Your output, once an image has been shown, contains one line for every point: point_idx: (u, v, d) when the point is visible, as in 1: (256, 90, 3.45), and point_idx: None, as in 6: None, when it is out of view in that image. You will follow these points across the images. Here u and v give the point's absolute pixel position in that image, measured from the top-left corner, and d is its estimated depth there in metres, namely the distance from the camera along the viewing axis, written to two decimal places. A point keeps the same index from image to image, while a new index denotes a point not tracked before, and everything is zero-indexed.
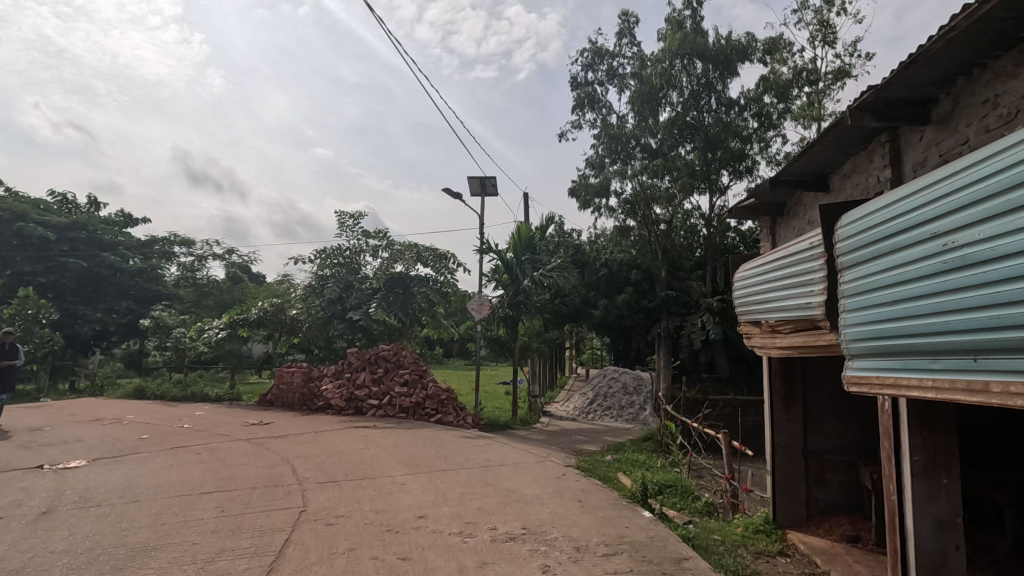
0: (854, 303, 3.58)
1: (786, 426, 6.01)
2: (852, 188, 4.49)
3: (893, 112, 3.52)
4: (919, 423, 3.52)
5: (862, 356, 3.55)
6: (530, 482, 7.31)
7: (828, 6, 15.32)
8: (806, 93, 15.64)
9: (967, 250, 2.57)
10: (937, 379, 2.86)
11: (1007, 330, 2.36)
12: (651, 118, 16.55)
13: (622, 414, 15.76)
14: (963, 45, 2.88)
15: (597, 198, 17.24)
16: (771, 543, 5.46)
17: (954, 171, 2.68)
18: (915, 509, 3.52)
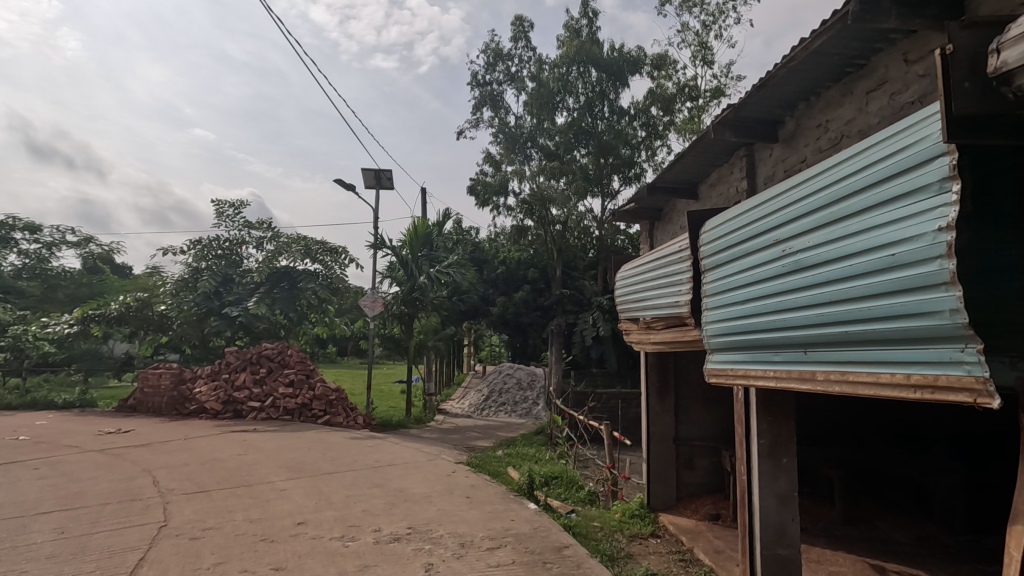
0: (714, 301, 3.92)
1: (660, 416, 6.45)
2: (716, 198, 4.92)
3: (748, 129, 3.89)
4: (766, 409, 3.95)
5: (720, 350, 3.90)
6: (419, 481, 7.24)
7: (707, 29, 16.72)
8: (686, 108, 17.01)
9: (799, 256, 2.92)
10: (778, 369, 3.21)
11: (830, 325, 2.69)
12: (548, 121, 17.17)
13: (516, 409, 16.12)
14: (802, 74, 3.24)
15: (496, 197, 17.44)
16: (644, 525, 5.87)
17: (792, 184, 3.02)
18: (761, 487, 3.93)
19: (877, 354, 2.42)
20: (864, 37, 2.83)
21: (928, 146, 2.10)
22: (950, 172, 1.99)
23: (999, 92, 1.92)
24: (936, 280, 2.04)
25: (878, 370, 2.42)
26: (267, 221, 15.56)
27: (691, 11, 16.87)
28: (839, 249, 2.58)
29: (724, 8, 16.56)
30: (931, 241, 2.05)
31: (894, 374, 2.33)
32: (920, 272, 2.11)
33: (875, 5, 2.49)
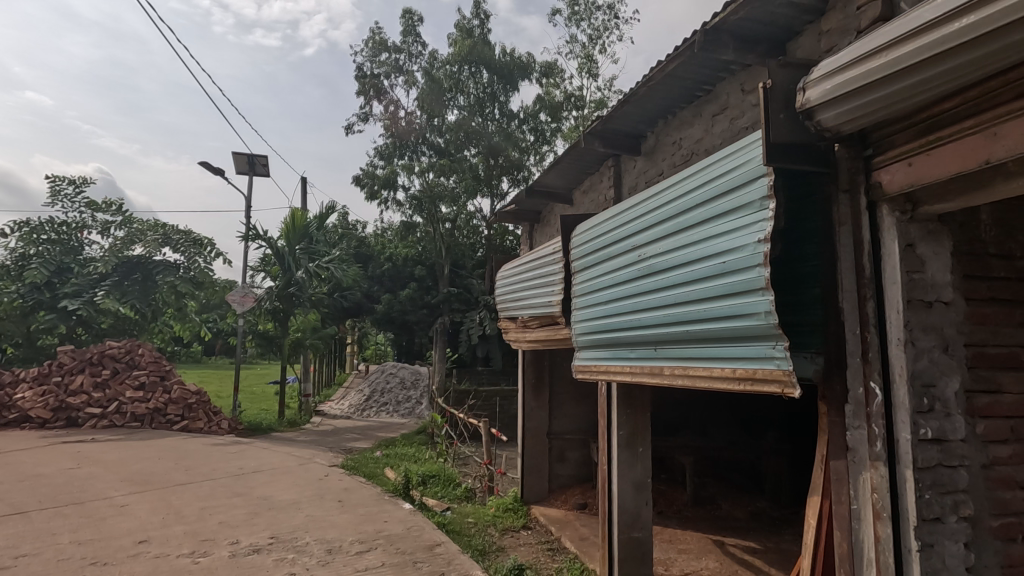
0: (581, 302, 4.14)
1: (535, 412, 6.70)
2: (587, 204, 5.18)
3: (614, 141, 4.16)
4: (625, 402, 4.25)
5: (586, 347, 4.12)
6: (287, 487, 6.83)
7: (592, 43, 17.58)
8: (573, 116, 17.71)
9: (651, 262, 3.17)
10: (632, 365, 3.46)
11: (675, 325, 2.95)
12: (438, 118, 17.04)
13: (398, 409, 15.87)
14: (658, 93, 3.52)
15: (383, 190, 17.01)
16: (517, 518, 6.05)
17: (647, 195, 3.28)
18: (619, 475, 4.23)
19: (711, 351, 2.69)
20: (708, 65, 3.14)
21: (752, 168, 2.39)
22: (768, 190, 2.28)
23: (805, 125, 2.23)
24: (755, 285, 2.31)
25: (712, 364, 2.70)
26: (116, 203, 13.78)
27: (578, 24, 17.64)
28: (683, 256, 2.84)
29: (608, 25, 17.52)
30: (753, 251, 2.33)
31: (722, 368, 2.61)
32: (744, 278, 2.38)
33: (717, 37, 2.78)
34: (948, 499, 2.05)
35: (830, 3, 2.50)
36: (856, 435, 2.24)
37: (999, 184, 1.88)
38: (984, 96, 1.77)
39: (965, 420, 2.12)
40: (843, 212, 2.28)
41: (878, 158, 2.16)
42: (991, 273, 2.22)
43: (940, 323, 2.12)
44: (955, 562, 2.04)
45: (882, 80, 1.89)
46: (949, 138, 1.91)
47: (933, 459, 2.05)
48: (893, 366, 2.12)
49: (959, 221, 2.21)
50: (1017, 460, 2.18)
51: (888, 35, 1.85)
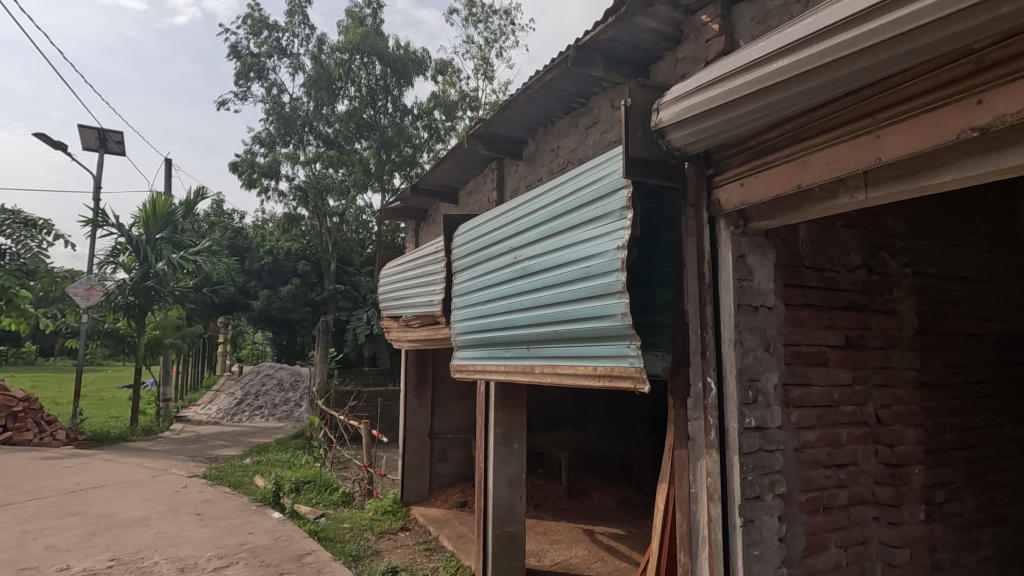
0: (461, 301, 4.18)
1: (416, 412, 6.63)
2: (472, 205, 5.25)
3: (496, 145, 4.26)
4: (502, 400, 4.37)
5: (465, 347, 4.15)
6: (135, 503, 6.14)
7: (489, 46, 17.76)
8: (468, 117, 17.42)
9: (526, 264, 3.27)
10: (506, 364, 3.55)
11: (545, 324, 3.07)
12: (327, 107, 16.22)
13: (274, 413, 14.94)
14: (537, 103, 3.66)
15: (264, 179, 15.96)
16: (395, 520, 5.96)
17: (523, 200, 3.38)
18: (495, 471, 4.33)
19: (575, 350, 2.84)
20: (581, 79, 3.32)
21: (614, 180, 2.56)
22: (627, 201, 2.46)
23: (658, 143, 2.43)
24: (613, 289, 2.49)
25: (576, 363, 2.85)
26: None
27: (475, 26, 17.72)
28: (554, 259, 2.97)
29: (505, 30, 17.80)
30: (612, 257, 2.50)
31: (584, 365, 2.77)
32: (605, 281, 2.55)
33: (587, 55, 2.94)
34: (766, 479, 2.34)
35: (684, 33, 2.75)
36: (696, 425, 2.49)
37: (807, 207, 2.18)
38: (796, 130, 2.04)
39: (781, 410, 2.44)
40: (690, 224, 2.53)
41: (718, 177, 2.41)
42: (805, 283, 2.57)
43: (764, 325, 2.41)
44: (771, 534, 2.33)
45: (718, 110, 2.10)
46: (769, 164, 2.17)
47: (755, 444, 2.33)
48: (725, 363, 2.38)
49: (782, 236, 2.53)
50: (822, 443, 2.54)
51: (722, 70, 2.06)
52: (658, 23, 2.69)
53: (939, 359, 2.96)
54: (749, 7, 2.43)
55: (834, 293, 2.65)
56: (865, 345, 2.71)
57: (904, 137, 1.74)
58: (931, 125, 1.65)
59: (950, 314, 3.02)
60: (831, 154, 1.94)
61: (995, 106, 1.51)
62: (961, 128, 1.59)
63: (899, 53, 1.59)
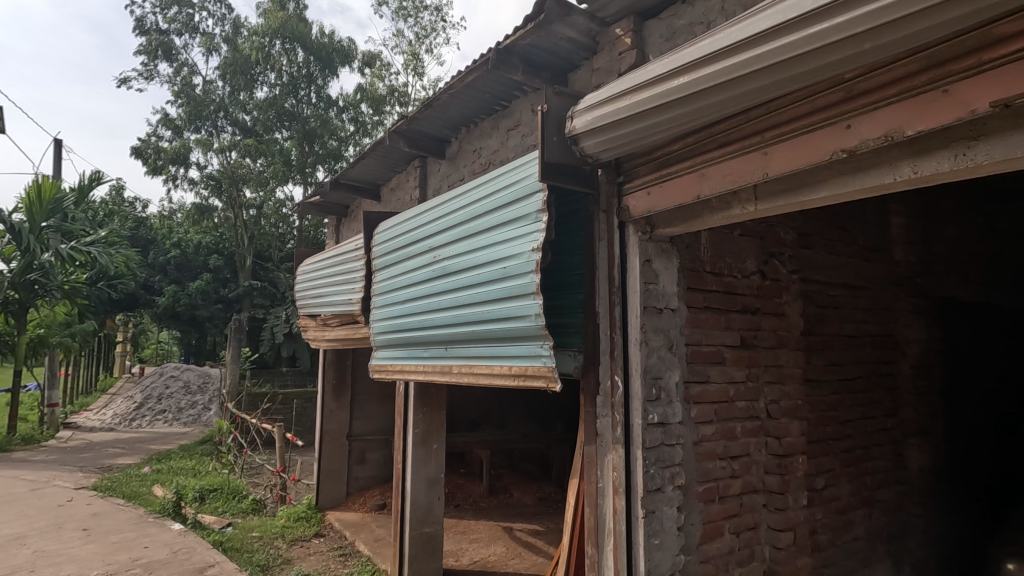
0: (380, 300, 4.11)
1: (334, 414, 6.43)
2: (394, 202, 5.17)
3: (419, 142, 4.21)
4: (421, 400, 4.33)
5: (383, 347, 4.08)
6: (9, 519, 5.53)
7: (419, 41, 17.49)
8: (396, 112, 16.96)
9: (445, 263, 3.26)
10: (424, 364, 3.51)
11: (462, 324, 3.07)
12: (244, 93, 15.41)
13: (179, 417, 13.98)
14: (459, 102, 3.66)
15: (171, 166, 14.87)
16: (309, 527, 5.75)
17: (443, 199, 3.36)
18: (413, 473, 4.28)
19: (490, 350, 2.87)
20: (503, 82, 3.35)
21: (530, 183, 2.61)
22: (542, 205, 2.51)
23: (572, 149, 2.50)
24: (527, 290, 2.54)
25: (491, 362, 2.87)
26: None
27: (405, 20, 17.39)
28: (471, 260, 2.99)
29: (436, 26, 17.60)
30: (527, 259, 2.55)
31: (499, 365, 2.80)
32: (520, 282, 2.59)
33: (507, 58, 2.97)
34: (666, 472, 2.48)
35: (599, 45, 2.85)
36: (604, 422, 2.59)
37: (707, 216, 2.33)
38: (697, 143, 2.17)
39: (682, 406, 2.59)
40: (602, 228, 2.63)
41: (628, 184, 2.52)
42: (706, 287, 2.75)
43: (667, 327, 2.56)
44: (670, 524, 2.47)
45: (625, 121, 2.18)
46: (673, 174, 2.30)
47: (657, 439, 2.47)
48: (632, 362, 2.50)
49: (685, 243, 2.69)
50: (718, 436, 2.73)
51: (630, 83, 2.14)
52: (575, 32, 2.77)
53: (821, 358, 3.26)
54: (659, 24, 2.56)
55: (732, 297, 2.85)
56: (758, 345, 2.93)
57: (788, 155, 1.89)
58: (810, 145, 1.82)
59: (831, 317, 3.34)
60: (726, 168, 2.09)
61: (862, 131, 1.68)
62: (834, 150, 1.76)
63: (783, 80, 1.72)
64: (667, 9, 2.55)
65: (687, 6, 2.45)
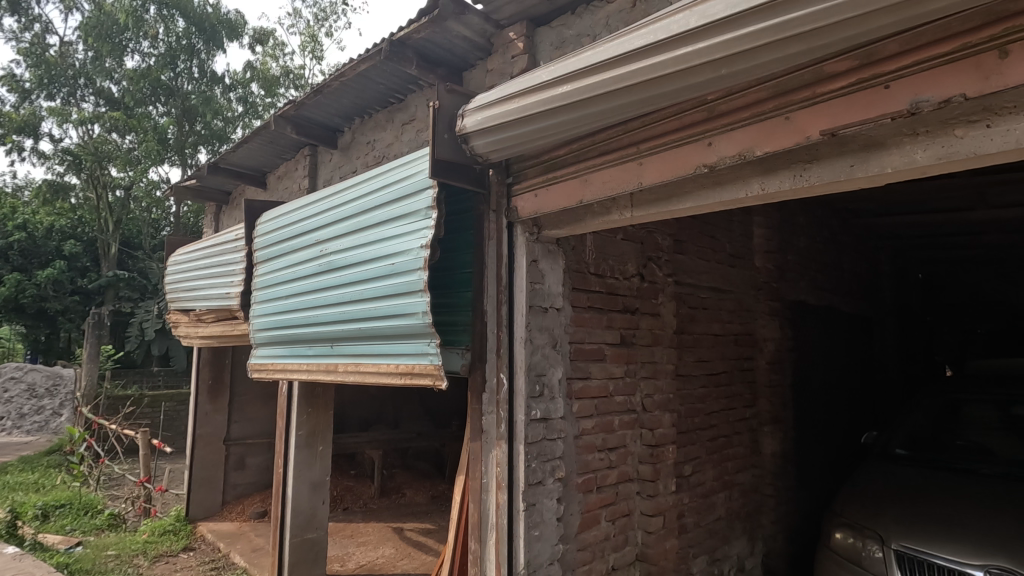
0: (262, 294, 3.86)
1: (210, 418, 5.93)
2: (281, 191, 4.89)
3: (308, 130, 3.99)
4: (306, 401, 4.14)
5: (264, 344, 3.83)
6: None
7: (318, 23, 16.63)
8: (291, 95, 15.98)
9: (332, 258, 3.12)
10: (308, 363, 3.35)
11: (349, 320, 2.96)
12: (111, 61, 13.83)
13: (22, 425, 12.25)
14: (352, 91, 3.51)
15: (17, 135, 12.95)
16: (176, 541, 5.27)
17: (332, 191, 3.21)
18: (295, 477, 4.07)
19: (377, 348, 2.79)
20: (397, 74, 3.27)
21: (420, 179, 2.58)
22: (432, 202, 2.49)
23: (462, 148, 2.49)
24: (415, 287, 2.51)
25: (377, 360, 2.80)
26: None
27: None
28: (359, 255, 2.89)
29: (336, 9, 16.82)
30: (416, 256, 2.51)
31: (385, 364, 2.74)
32: (408, 278, 2.55)
33: (401, 50, 2.89)
34: (547, 465, 2.57)
35: (493, 46, 2.89)
36: (489, 419, 2.63)
37: (589, 220, 2.44)
38: (580, 150, 2.26)
39: (564, 402, 2.69)
40: (491, 227, 2.67)
41: (516, 185, 2.58)
42: (590, 288, 2.88)
43: (551, 325, 2.65)
44: (549, 515, 2.56)
45: (512, 123, 2.22)
46: (559, 179, 2.38)
47: (539, 434, 2.55)
48: (516, 360, 2.56)
49: (571, 245, 2.80)
50: (598, 429, 2.87)
51: (517, 87, 2.17)
52: (470, 31, 2.78)
53: (691, 355, 3.55)
54: (549, 32, 2.66)
55: (613, 297, 3.01)
56: (636, 343, 3.13)
57: (659, 167, 2.03)
58: (677, 159, 1.96)
59: (700, 317, 3.65)
60: (606, 175, 2.20)
61: (720, 148, 1.85)
62: (697, 164, 1.91)
63: (654, 96, 1.83)
64: (557, 19, 2.65)
65: (575, 17, 2.56)
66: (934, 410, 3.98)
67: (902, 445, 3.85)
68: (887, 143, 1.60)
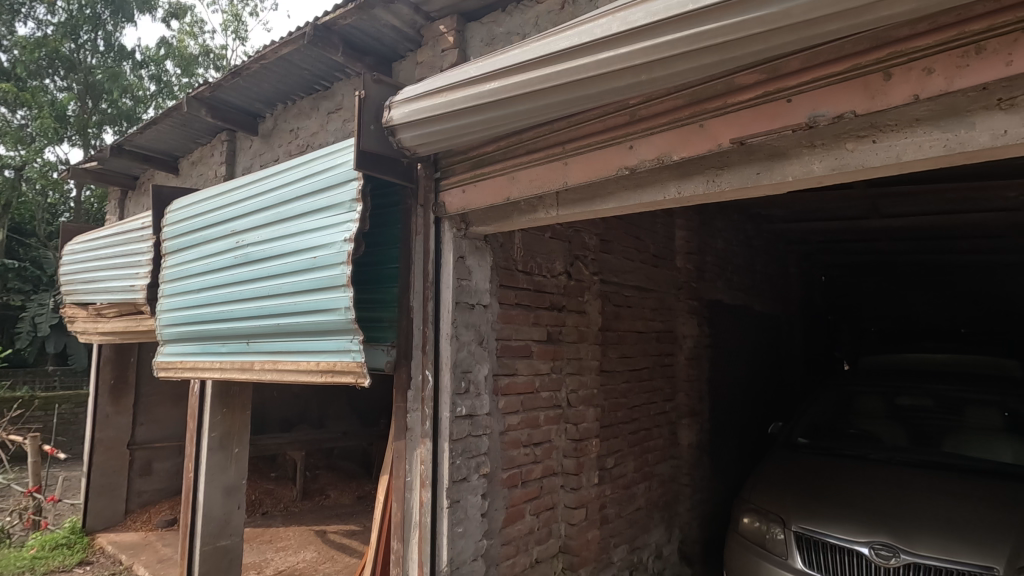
0: (171, 287, 3.60)
1: (112, 420, 5.48)
2: (195, 177, 4.60)
3: (225, 114, 3.76)
4: (220, 400, 3.92)
5: (172, 341, 3.59)
6: None
7: (242, 2, 15.75)
8: (211, 76, 15.01)
9: (249, 251, 2.97)
10: (221, 361, 3.16)
11: (266, 316, 2.82)
12: (0, 27, 12.49)
13: None
14: (273, 75, 3.35)
15: None
16: (70, 555, 4.83)
17: (250, 179, 3.04)
18: (207, 481, 3.83)
19: (297, 344, 2.68)
20: (322, 61, 3.15)
21: (344, 171, 2.49)
22: (356, 194, 2.42)
23: (389, 140, 2.43)
24: (337, 282, 2.43)
25: (296, 357, 2.69)
26: None
27: None
28: (279, 248, 2.76)
29: None
30: (338, 250, 2.43)
31: (305, 361, 2.64)
32: (329, 273, 2.47)
33: (325, 35, 2.78)
34: (472, 462, 2.57)
35: (423, 38, 2.84)
36: (414, 416, 2.59)
37: (517, 217, 2.46)
38: (508, 147, 2.28)
39: (490, 398, 2.70)
40: (418, 222, 2.63)
41: (444, 181, 2.56)
42: (517, 285, 2.90)
43: (478, 322, 2.64)
44: (474, 512, 2.56)
45: (439, 118, 2.19)
46: (486, 176, 2.38)
47: (464, 431, 2.54)
48: (442, 356, 2.54)
49: (499, 242, 2.81)
50: (523, 425, 2.90)
51: (445, 81, 2.15)
52: (398, 21, 2.72)
53: (615, 352, 3.66)
54: (480, 28, 2.65)
55: (540, 294, 3.05)
56: (562, 340, 3.19)
57: (584, 168, 2.07)
58: (600, 160, 2.01)
59: (624, 315, 3.77)
60: (533, 173, 2.22)
61: (640, 151, 1.91)
62: (619, 166, 1.97)
63: (577, 97, 1.87)
64: (488, 15, 2.65)
65: (505, 15, 2.57)
66: (832, 401, 4.33)
67: (803, 435, 4.15)
68: (789, 154, 1.71)
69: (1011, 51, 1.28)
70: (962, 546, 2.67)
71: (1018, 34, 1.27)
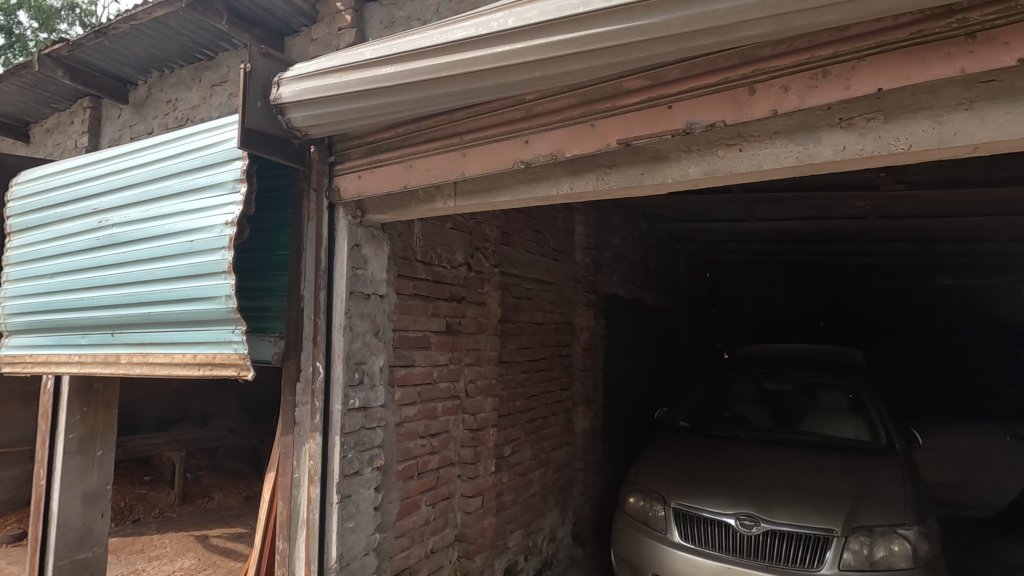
0: (18, 270, 3.15)
1: None
2: (51, 147, 4.06)
3: (88, 77, 3.35)
4: (80, 399, 3.51)
5: (19, 332, 3.15)
6: None
7: None
8: (73, 33, 13.24)
9: (114, 231, 2.67)
10: (80, 354, 2.83)
11: (134, 305, 2.56)
12: None
13: None
14: (147, 38, 3.03)
15: None
16: None
17: (117, 152, 2.74)
18: (62, 489, 3.42)
19: (171, 335, 2.46)
20: (204, 27, 2.90)
21: (226, 149, 2.32)
22: (240, 175, 2.26)
23: (277, 119, 2.29)
24: (217, 268, 2.26)
25: (170, 350, 2.47)
26: None
27: None
28: (150, 229, 2.51)
29: None
30: (219, 234, 2.26)
31: (181, 354, 2.43)
32: (208, 259, 2.29)
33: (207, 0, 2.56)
34: (365, 455, 2.51)
35: (319, 14, 2.72)
36: (303, 410, 2.47)
37: (415, 206, 2.43)
38: (405, 135, 2.23)
39: (385, 389, 2.65)
40: (310, 208, 2.51)
41: (339, 165, 2.46)
42: (416, 275, 2.87)
43: (373, 312, 2.58)
44: (366, 505, 2.50)
45: (332, 100, 2.10)
46: (383, 162, 2.32)
47: (357, 423, 2.48)
48: (334, 347, 2.45)
49: (397, 232, 2.76)
50: (420, 416, 2.88)
51: (339, 61, 2.06)
52: None
53: (514, 342, 3.74)
54: (379, 10, 2.58)
55: (439, 285, 3.03)
56: (460, 331, 3.20)
57: (480, 159, 2.08)
58: (497, 153, 2.04)
59: (524, 307, 3.86)
60: (430, 163, 2.20)
61: (535, 147, 1.96)
62: (515, 160, 2.00)
63: (474, 89, 1.87)
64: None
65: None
66: (710, 386, 4.71)
67: (685, 418, 4.49)
68: (669, 157, 1.83)
69: (851, 76, 1.46)
70: (810, 512, 3.03)
71: (855, 63, 1.45)
